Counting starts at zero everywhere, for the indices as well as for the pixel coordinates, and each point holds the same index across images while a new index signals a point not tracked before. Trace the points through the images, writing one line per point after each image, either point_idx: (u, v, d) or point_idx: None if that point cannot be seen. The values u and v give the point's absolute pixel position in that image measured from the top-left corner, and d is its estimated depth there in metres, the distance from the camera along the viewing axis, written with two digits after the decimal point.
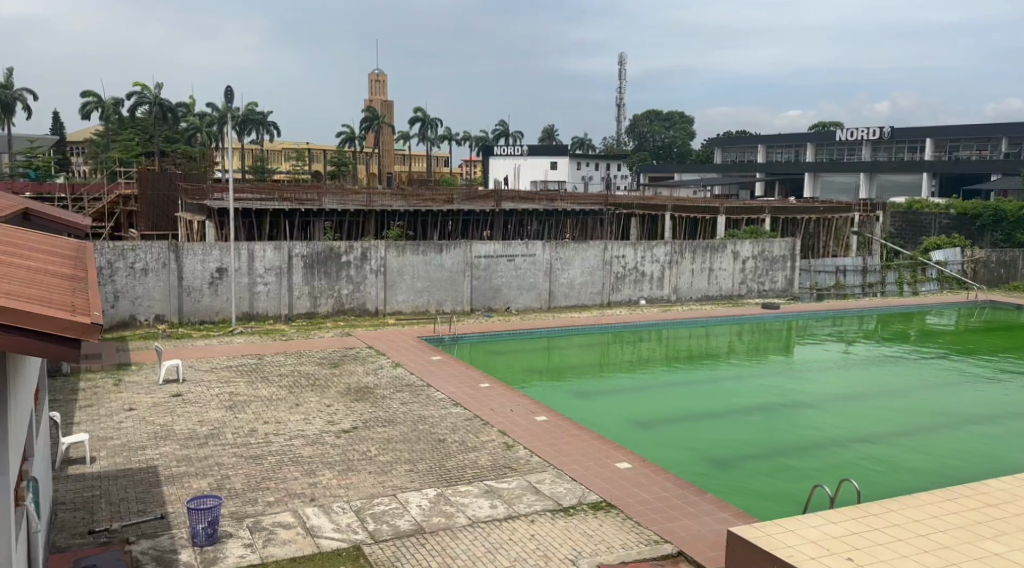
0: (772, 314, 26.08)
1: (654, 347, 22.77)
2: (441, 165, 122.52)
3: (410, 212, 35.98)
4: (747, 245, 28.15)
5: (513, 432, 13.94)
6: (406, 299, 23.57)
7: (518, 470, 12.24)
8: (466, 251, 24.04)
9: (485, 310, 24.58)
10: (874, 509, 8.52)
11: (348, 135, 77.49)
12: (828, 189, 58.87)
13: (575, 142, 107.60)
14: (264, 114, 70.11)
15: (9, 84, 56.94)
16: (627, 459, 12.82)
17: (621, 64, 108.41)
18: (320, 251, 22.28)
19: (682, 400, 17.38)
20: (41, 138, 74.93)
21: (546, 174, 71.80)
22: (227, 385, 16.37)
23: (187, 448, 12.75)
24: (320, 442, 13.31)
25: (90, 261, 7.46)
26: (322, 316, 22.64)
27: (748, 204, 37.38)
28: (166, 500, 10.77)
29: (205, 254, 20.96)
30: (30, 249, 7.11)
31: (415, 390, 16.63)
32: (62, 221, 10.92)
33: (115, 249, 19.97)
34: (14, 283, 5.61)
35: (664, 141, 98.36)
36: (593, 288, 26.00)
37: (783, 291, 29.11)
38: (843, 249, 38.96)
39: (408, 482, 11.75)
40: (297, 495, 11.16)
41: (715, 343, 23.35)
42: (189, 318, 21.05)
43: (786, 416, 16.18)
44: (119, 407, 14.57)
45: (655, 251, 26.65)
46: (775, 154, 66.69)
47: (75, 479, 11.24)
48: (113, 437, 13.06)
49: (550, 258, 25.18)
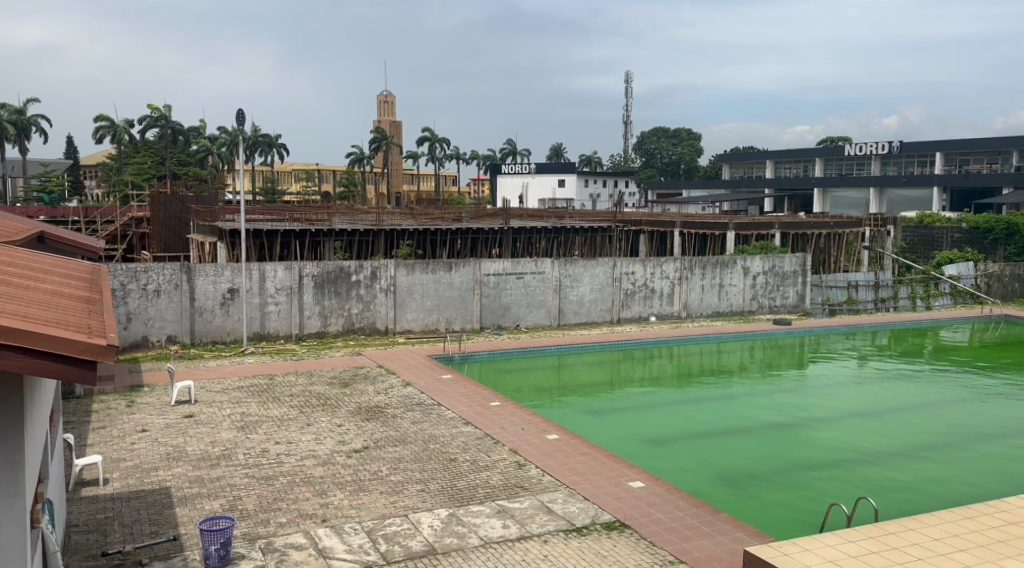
0: (784, 330, 25.96)
1: (666, 364, 22.69)
2: (450, 184, 123.11)
3: (419, 231, 36.09)
4: (758, 260, 28.04)
5: (524, 451, 13.88)
6: (415, 317, 23.58)
7: (529, 489, 12.18)
8: (475, 270, 24.08)
9: (494, 328, 24.59)
10: (891, 528, 8.43)
11: (358, 155, 77.93)
12: (838, 205, 58.79)
13: (583, 160, 107.91)
14: (273, 136, 70.55)
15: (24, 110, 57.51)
16: (640, 477, 12.75)
17: (628, 83, 108.94)
18: (331, 270, 22.34)
19: (694, 417, 17.31)
20: (54, 163, 75.57)
21: (553, 192, 71.88)
22: (239, 406, 16.39)
23: (199, 470, 12.73)
24: (331, 462, 13.29)
25: (106, 283, 7.53)
26: (331, 335, 22.67)
27: (757, 220, 37.41)
28: (179, 522, 10.76)
29: (216, 275, 21.07)
30: (44, 271, 7.18)
31: (426, 409, 16.59)
32: (76, 245, 10.98)
33: (128, 270, 20.05)
34: (32, 305, 5.66)
35: (671, 158, 98.47)
36: (603, 306, 25.97)
37: (794, 307, 28.98)
38: (854, 265, 38.82)
39: (419, 502, 11.70)
40: (309, 515, 11.14)
41: (727, 360, 23.24)
42: (201, 339, 21.12)
43: (799, 433, 16.08)
44: (131, 429, 14.58)
45: (664, 267, 26.61)
46: (783, 170, 66.71)
47: (88, 502, 11.24)
48: (126, 459, 13.07)
49: (559, 275, 25.18)
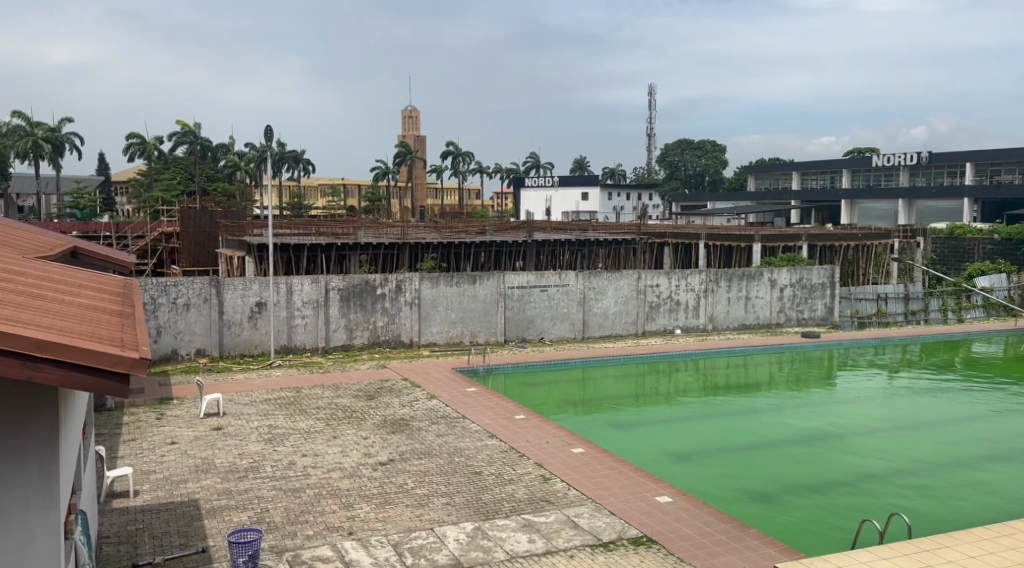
0: (813, 343, 25.69)
1: (691, 377, 22.54)
2: (474, 198, 123.64)
3: (443, 244, 36.21)
4: (785, 272, 27.78)
5: (550, 465, 13.83)
6: (440, 330, 23.64)
7: (555, 503, 12.14)
8: (498, 282, 24.10)
9: (519, 341, 24.59)
10: (927, 545, 8.30)
11: (382, 169, 78.52)
12: (866, 216, 58.19)
13: (607, 172, 107.95)
14: (299, 151, 71.25)
15: (58, 128, 58.57)
16: (667, 492, 12.64)
17: (652, 95, 108.86)
18: (356, 283, 22.47)
19: (721, 431, 17.15)
20: (86, 180, 76.90)
21: (577, 205, 71.84)
22: (267, 418, 16.51)
23: (227, 482, 12.83)
24: (357, 474, 13.34)
25: (138, 298, 7.65)
26: (357, 348, 22.77)
27: (783, 232, 37.21)
28: (208, 534, 10.85)
29: (245, 289, 21.29)
30: (78, 285, 7.30)
31: (451, 422, 16.61)
32: (108, 259, 11.12)
33: (159, 284, 20.32)
34: (66, 319, 5.74)
35: (696, 170, 98.00)
36: (627, 318, 25.87)
37: (823, 320, 28.63)
38: (883, 277, 38.43)
39: (444, 515, 11.70)
40: (336, 528, 11.18)
41: (753, 373, 23.04)
42: (229, 352, 21.32)
43: (828, 448, 15.90)
44: (160, 441, 14.74)
45: (689, 279, 26.48)
46: (809, 181, 66.19)
47: (118, 513, 11.37)
48: (155, 471, 13.21)
49: (583, 288, 25.14)
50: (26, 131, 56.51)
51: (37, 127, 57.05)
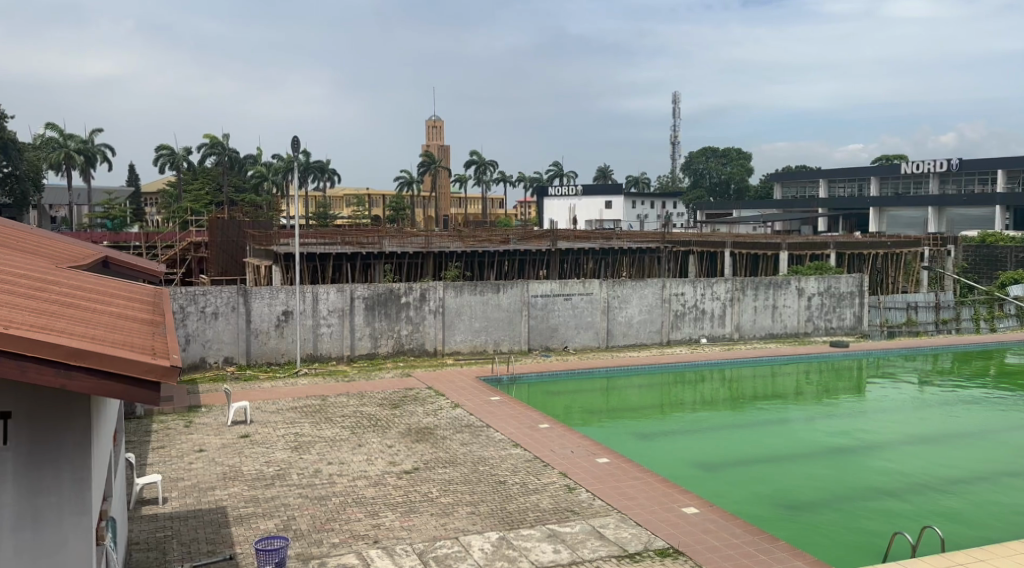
0: (842, 352, 25.39)
1: (717, 387, 22.35)
2: (497, 207, 123.96)
3: (467, 253, 36.28)
4: (813, 281, 27.48)
5: (574, 474, 13.78)
6: (464, 338, 23.65)
7: (581, 514, 12.08)
8: (522, 291, 24.10)
9: (543, 349, 24.54)
10: (960, 559, 8.17)
11: (407, 178, 78.96)
12: (895, 224, 57.49)
13: (631, 181, 107.75)
14: (324, 161, 71.82)
15: (90, 140, 59.56)
16: (694, 503, 12.53)
17: (676, 103, 108.58)
18: (381, 292, 22.59)
19: (747, 441, 17.00)
20: (116, 191, 77.99)
21: (601, 213, 71.71)
22: (293, 426, 16.61)
23: (254, 489, 12.91)
24: (382, 483, 13.37)
25: (168, 306, 7.74)
26: (382, 356, 22.84)
27: (811, 240, 36.89)
28: (235, 541, 10.91)
29: (272, 297, 21.47)
30: (110, 295, 7.40)
31: (475, 430, 16.61)
32: (137, 268, 11.27)
33: (187, 294, 20.58)
34: (97, 328, 5.80)
35: (721, 178, 97.42)
36: (652, 327, 25.74)
37: (852, 329, 28.27)
38: (913, 285, 37.95)
39: (469, 524, 11.68)
40: (361, 536, 11.20)
41: (781, 383, 22.81)
42: (256, 360, 21.50)
43: (858, 459, 15.68)
44: (189, 448, 14.88)
45: (715, 288, 26.30)
46: (836, 189, 65.58)
47: (147, 520, 11.48)
48: (183, 478, 13.33)
49: (607, 297, 25.07)
50: (59, 143, 57.53)
51: (71, 139, 58.06)
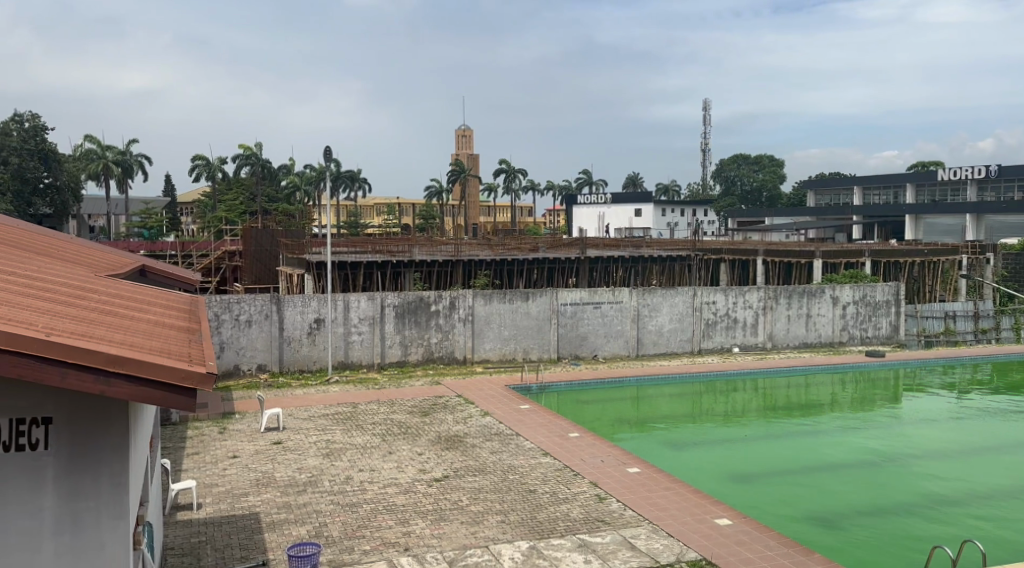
0: (878, 362, 25.00)
1: (750, 397, 22.11)
2: (526, 215, 124.21)
3: (496, 261, 36.34)
4: (848, 289, 27.12)
5: (605, 484, 13.70)
6: (493, 346, 23.66)
7: (611, 524, 11.99)
8: (552, 299, 24.06)
9: (572, 358, 24.47)
10: None
11: (437, 188, 79.34)
12: (932, 232, 56.52)
13: (661, 189, 107.36)
14: (355, 170, 72.38)
15: (128, 151, 60.56)
16: (726, 515, 12.40)
17: (707, 110, 108.07)
18: (411, 300, 22.69)
19: (781, 452, 16.80)
20: (153, 201, 79.29)
21: (630, 221, 71.45)
22: (325, 433, 16.73)
23: (286, 496, 13.00)
24: (412, 490, 13.39)
25: (203, 314, 7.85)
26: (411, 364, 22.92)
27: (845, 247, 36.44)
28: (268, 547, 10.98)
29: (304, 305, 21.65)
30: (148, 302, 7.52)
31: (505, 439, 16.59)
32: (173, 277, 11.47)
33: (222, 302, 20.85)
34: (135, 335, 5.90)
35: (753, 185, 96.62)
36: (683, 336, 25.55)
37: (888, 338, 27.82)
38: (950, 294, 37.34)
39: (499, 533, 11.65)
40: (392, 544, 11.22)
41: (815, 393, 22.52)
42: (289, 368, 21.68)
43: (895, 471, 15.40)
44: (223, 455, 15.04)
45: (747, 296, 26.05)
46: (871, 196, 64.79)
47: (182, 525, 11.60)
48: (217, 484, 13.45)
49: (637, 305, 24.94)
50: (98, 154, 58.61)
51: (110, 150, 59.16)
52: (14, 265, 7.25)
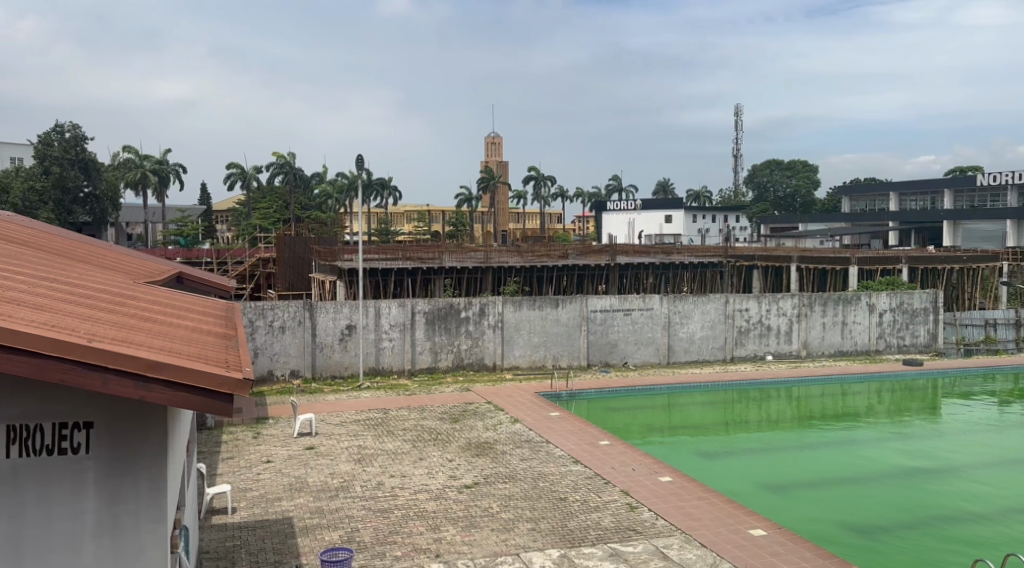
0: (915, 371, 24.57)
1: (784, 406, 21.85)
2: (556, 222, 124.25)
3: (526, 268, 36.36)
4: (884, 297, 26.72)
5: (636, 493, 13.60)
6: (523, 353, 23.64)
7: (643, 533, 11.90)
8: (582, 306, 24.00)
9: (602, 365, 24.36)
10: None
11: (466, 195, 79.65)
12: (970, 238, 55.45)
13: (692, 195, 106.83)
14: (386, 178, 72.90)
15: (165, 160, 61.66)
16: (761, 525, 12.23)
17: (738, 116, 107.30)
18: (441, 306, 22.75)
19: (817, 462, 16.57)
20: (189, 209, 80.60)
21: (660, 228, 71.12)
22: (356, 439, 16.82)
23: (319, 501, 13.08)
24: (443, 497, 13.40)
25: (239, 321, 7.95)
26: (441, 371, 22.98)
27: (881, 254, 35.98)
28: (301, 552, 11.04)
29: (336, 311, 21.80)
30: (184, 309, 7.63)
31: (535, 446, 16.55)
32: (210, 284, 11.62)
33: (257, 308, 21.10)
34: (174, 340, 5.98)
35: (787, 191, 95.63)
36: (715, 343, 25.33)
37: (926, 346, 27.37)
38: (990, 301, 36.65)
39: (530, 541, 11.62)
40: (423, 550, 11.24)
41: (851, 402, 22.18)
42: (321, 374, 21.84)
43: (933, 483, 15.09)
44: (256, 459, 15.18)
45: (781, 304, 25.76)
46: (907, 202, 63.88)
47: (217, 529, 11.72)
48: (251, 489, 13.58)
49: (668, 312, 24.79)
50: (136, 163, 59.78)
51: (147, 160, 60.29)
52: (56, 273, 7.37)
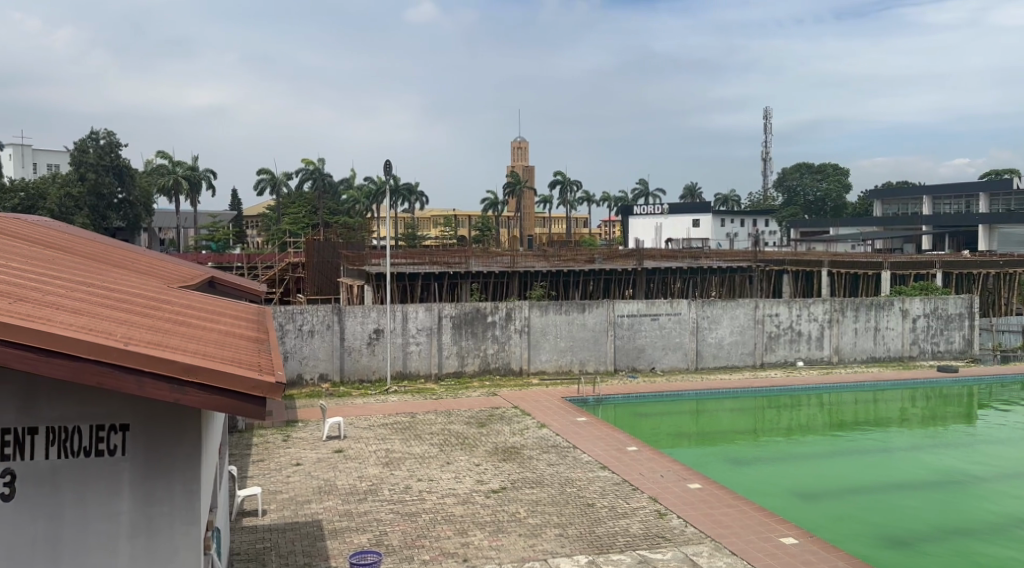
0: (950, 378, 24.16)
1: (815, 413, 21.56)
2: (582, 226, 124.03)
3: (552, 272, 36.30)
4: (917, 302, 26.35)
5: (665, 500, 13.51)
6: (549, 358, 23.61)
7: (672, 541, 11.81)
8: (608, 310, 23.91)
9: (629, 370, 24.22)
10: None
11: (492, 200, 79.76)
12: (1007, 243, 54.40)
13: (720, 199, 106.09)
14: (413, 183, 73.21)
15: (196, 166, 62.45)
16: (793, 534, 12.09)
17: (767, 118, 106.46)
18: (468, 311, 22.78)
19: (848, 469, 16.36)
20: (220, 215, 81.55)
21: (688, 232, 70.73)
22: (384, 442, 16.89)
23: (347, 504, 13.14)
24: (470, 501, 13.41)
25: (271, 325, 8.03)
26: (468, 375, 23.02)
27: (914, 258, 35.45)
28: (330, 555, 11.09)
29: (364, 316, 21.91)
30: (217, 313, 7.72)
31: (562, 451, 16.50)
32: (240, 289, 11.76)
33: (286, 312, 21.28)
34: (207, 343, 6.05)
35: (817, 194, 94.63)
36: (744, 349, 25.12)
37: (961, 353, 26.91)
38: None
39: (558, 547, 11.58)
40: (451, 554, 11.24)
41: (884, 409, 21.86)
42: (349, 377, 21.97)
43: (967, 491, 14.84)
44: (286, 462, 15.29)
45: (812, 309, 25.50)
46: (942, 206, 62.92)
47: (248, 532, 11.81)
48: (281, 491, 13.68)
49: (696, 317, 24.62)
50: (168, 170, 60.64)
51: (179, 166, 61.11)
52: (93, 277, 7.51)
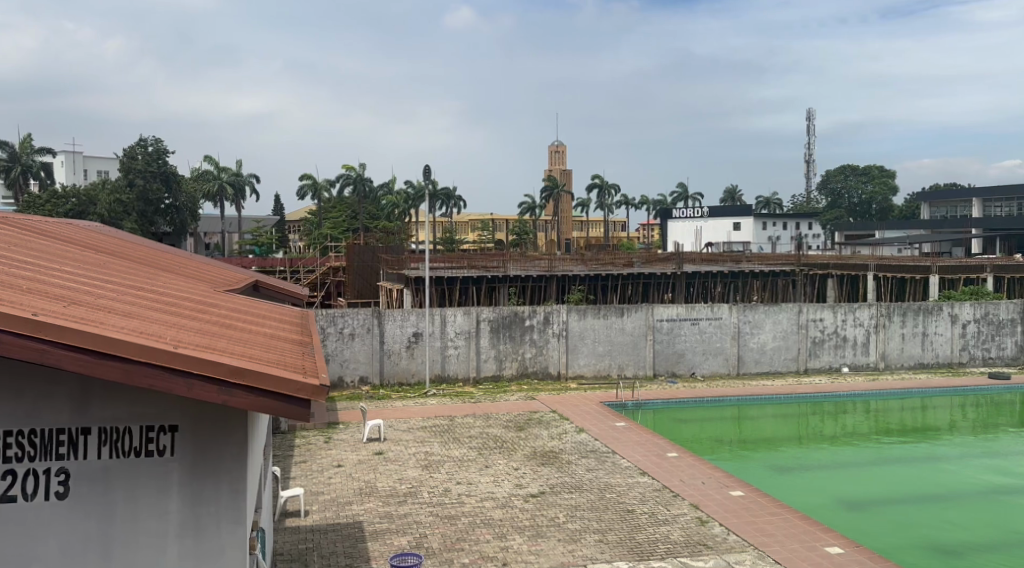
0: (1002, 386, 23.50)
1: (860, 420, 21.12)
2: (621, 230, 123.48)
3: (590, 276, 36.13)
4: (967, 307, 25.70)
5: (706, 507, 13.34)
6: (587, 362, 23.49)
7: (713, 548, 11.66)
8: (647, 315, 23.75)
9: (668, 375, 24.00)
10: None
11: (530, 203, 79.81)
12: None
13: (762, 203, 104.80)
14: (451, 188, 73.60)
15: (241, 171, 63.48)
16: (838, 543, 11.85)
17: (811, 120, 104.91)
18: (506, 315, 22.80)
19: (896, 478, 16.00)
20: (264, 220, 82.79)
21: (728, 235, 70.10)
22: (424, 445, 16.97)
23: (388, 506, 13.21)
24: (509, 505, 13.39)
25: (314, 328, 8.11)
26: (506, 378, 23.02)
27: (964, 262, 34.63)
28: (371, 557, 11.15)
29: (403, 319, 22.04)
30: (262, 316, 7.82)
31: (601, 456, 16.42)
32: (283, 291, 11.88)
33: (327, 315, 21.49)
34: (252, 346, 6.13)
35: (861, 197, 92.94)
36: (787, 355, 24.75)
37: (1013, 359, 26.25)
38: None
39: (598, 552, 11.51)
40: (490, 558, 11.24)
41: (933, 417, 21.35)
42: (389, 380, 22.12)
43: (1016, 502, 14.44)
44: (328, 464, 15.44)
45: (857, 314, 25.00)
46: (992, 208, 61.46)
47: (291, 532, 11.94)
48: (323, 492, 13.81)
49: (738, 322, 24.33)
50: (213, 175, 61.76)
51: (224, 171, 62.18)
52: (143, 281, 7.66)
